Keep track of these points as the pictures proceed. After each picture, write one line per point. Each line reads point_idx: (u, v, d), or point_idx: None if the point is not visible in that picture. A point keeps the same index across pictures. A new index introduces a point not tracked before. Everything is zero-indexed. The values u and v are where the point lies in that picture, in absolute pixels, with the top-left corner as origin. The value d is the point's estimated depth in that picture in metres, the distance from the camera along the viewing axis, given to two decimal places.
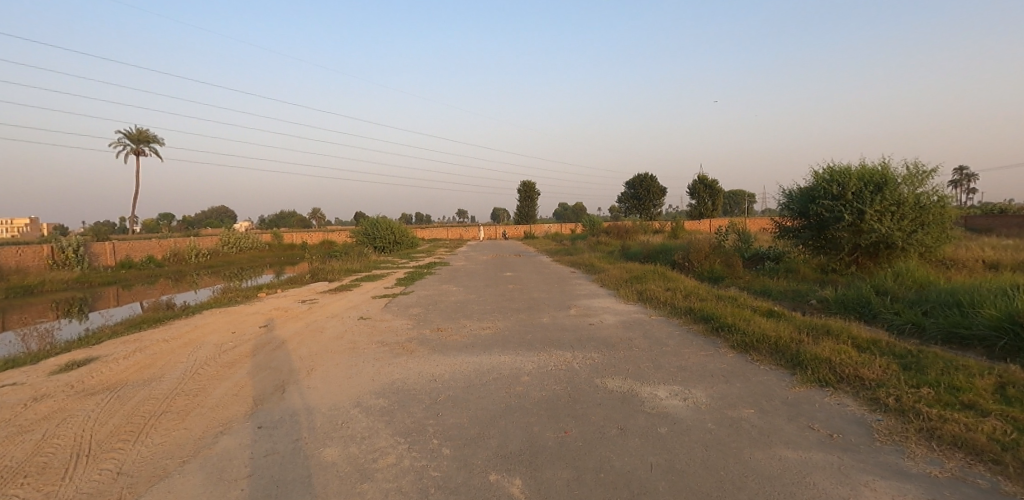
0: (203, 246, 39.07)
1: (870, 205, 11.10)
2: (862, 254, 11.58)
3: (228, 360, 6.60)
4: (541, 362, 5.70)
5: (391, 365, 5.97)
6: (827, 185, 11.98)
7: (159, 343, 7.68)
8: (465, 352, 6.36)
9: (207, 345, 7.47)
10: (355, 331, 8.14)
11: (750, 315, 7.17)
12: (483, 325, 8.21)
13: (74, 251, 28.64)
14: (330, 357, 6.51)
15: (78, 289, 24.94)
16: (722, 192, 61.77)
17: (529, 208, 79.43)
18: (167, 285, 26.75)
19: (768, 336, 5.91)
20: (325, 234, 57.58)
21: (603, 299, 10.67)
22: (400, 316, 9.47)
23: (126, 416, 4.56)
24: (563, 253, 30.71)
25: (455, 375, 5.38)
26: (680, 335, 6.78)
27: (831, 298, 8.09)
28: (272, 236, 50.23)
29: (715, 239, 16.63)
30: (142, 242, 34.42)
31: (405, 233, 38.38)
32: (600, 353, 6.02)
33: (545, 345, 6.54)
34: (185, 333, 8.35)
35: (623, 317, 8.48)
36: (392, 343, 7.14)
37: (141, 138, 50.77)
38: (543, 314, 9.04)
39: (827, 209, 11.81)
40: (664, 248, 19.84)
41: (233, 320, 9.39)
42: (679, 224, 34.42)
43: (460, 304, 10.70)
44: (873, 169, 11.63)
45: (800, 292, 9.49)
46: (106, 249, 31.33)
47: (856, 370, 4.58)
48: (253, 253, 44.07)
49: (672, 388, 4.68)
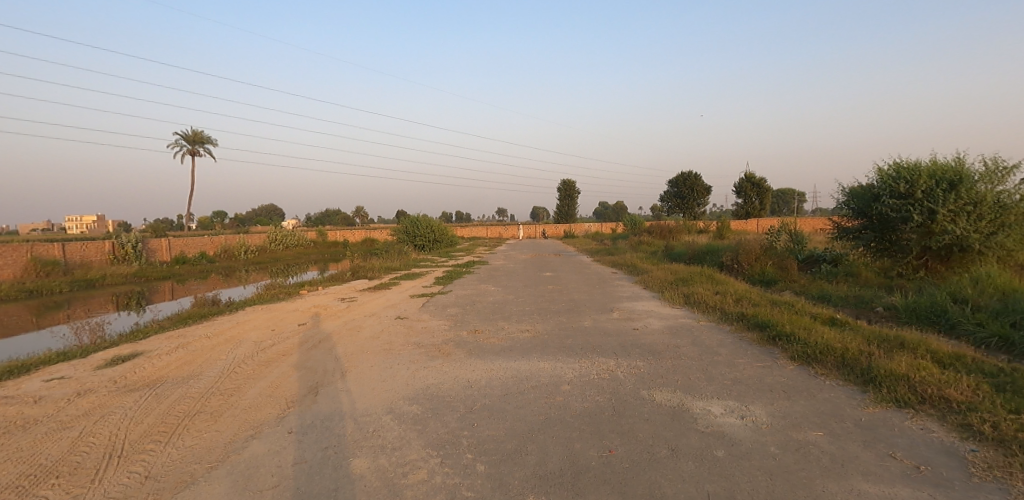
0: (251, 243, 40.98)
1: (943, 204, 10.08)
2: (931, 257, 10.53)
3: (266, 359, 6.72)
4: (582, 370, 5.44)
5: (426, 369, 5.87)
6: (892, 182, 10.99)
7: (204, 339, 7.97)
8: (503, 357, 6.18)
9: (248, 343, 7.69)
10: (391, 332, 8.13)
11: (810, 323, 6.60)
12: (521, 328, 8.01)
13: (133, 247, 30.70)
14: (366, 359, 6.49)
15: (138, 283, 26.74)
16: (770, 190, 58.78)
17: (564, 207, 78.52)
18: (217, 280, 28.27)
19: (833, 348, 5.39)
20: (364, 232, 59.30)
21: (645, 302, 10.23)
22: (437, 316, 9.42)
23: (160, 416, 4.67)
24: (601, 252, 29.99)
25: (491, 381, 5.21)
26: (733, 344, 6.32)
27: (901, 307, 7.35)
28: (315, 233, 52.06)
29: (764, 240, 15.71)
30: (195, 239, 36.54)
31: (443, 231, 38.69)
32: (646, 361, 5.69)
33: (587, 351, 6.25)
34: (228, 329, 8.63)
35: (668, 322, 8.06)
36: (429, 345, 7.05)
37: (195, 141, 53.86)
38: (583, 317, 8.73)
39: (892, 209, 10.84)
40: (709, 249, 18.95)
41: (274, 318, 9.65)
42: (725, 223, 32.82)
43: (497, 305, 10.54)
44: (946, 165, 10.57)
45: (864, 298, 8.71)
46: (163, 245, 33.43)
47: (941, 390, 4.05)
48: (297, 250, 45.81)
49: (727, 403, 4.31)
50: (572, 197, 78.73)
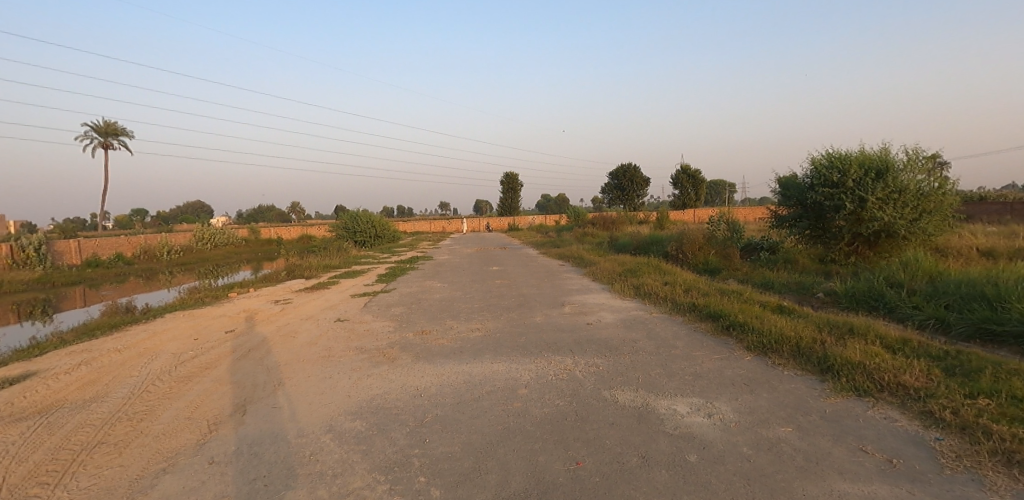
0: (176, 242, 37.30)
1: (872, 192, 10.72)
2: (861, 243, 11.24)
3: (183, 373, 5.80)
4: (539, 370, 5.08)
5: (369, 377, 5.27)
6: (826, 171, 11.56)
7: (108, 353, 6.82)
8: (453, 360, 5.69)
9: (163, 356, 6.65)
10: (330, 336, 7.39)
11: (761, 311, 6.65)
12: (471, 326, 7.54)
13: (35, 250, 26.93)
14: (301, 368, 5.77)
15: (39, 290, 23.41)
16: (706, 183, 62.13)
17: (510, 200, 78.63)
18: (137, 284, 25.45)
19: (787, 336, 5.39)
20: (305, 228, 56.03)
21: (597, 295, 10.12)
22: (381, 317, 8.73)
23: (50, 451, 3.61)
24: (550, 245, 30.05)
25: (442, 389, 4.71)
26: (688, 336, 6.23)
27: (840, 291, 7.67)
28: (248, 230, 48.46)
29: (707, 229, 16.21)
30: (109, 239, 32.67)
31: (383, 226, 37.27)
32: (604, 358, 5.43)
33: (542, 349, 5.92)
34: (139, 341, 7.47)
35: (622, 315, 7.92)
36: (372, 350, 6.43)
37: (108, 131, 48.28)
38: (535, 313, 8.43)
39: (827, 197, 11.41)
40: (655, 239, 19.39)
41: (196, 325, 8.52)
42: (665, 214, 34.05)
43: (445, 303, 10.01)
44: (873, 155, 11.25)
45: (805, 284, 9.06)
46: (71, 247, 29.58)
47: (897, 376, 4.07)
48: (229, 249, 42.37)
49: (692, 401, 4.11)
50: (519, 189, 78.83)
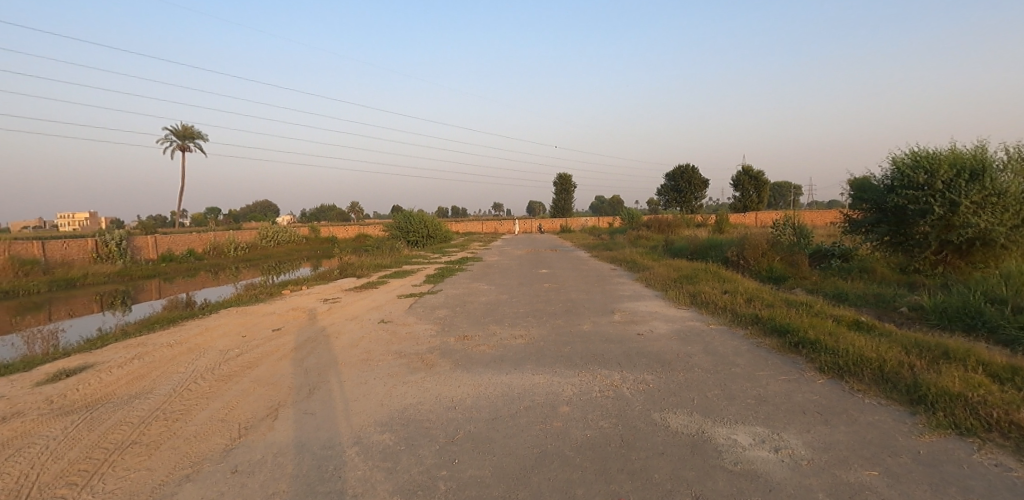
0: (240, 239, 40.02)
1: (965, 196, 9.44)
2: (951, 251, 9.92)
3: (226, 372, 5.98)
4: (581, 386, 4.75)
5: (404, 384, 5.15)
6: (909, 171, 10.35)
7: (164, 348, 7.22)
8: (492, 370, 5.47)
9: (212, 353, 6.93)
10: (373, 338, 7.42)
11: (834, 328, 5.93)
12: (514, 333, 7.29)
13: (118, 245, 29.72)
14: (338, 372, 5.76)
15: (123, 282, 25.85)
16: (768, 183, 58.44)
17: (558, 201, 77.92)
18: (206, 278, 27.46)
19: (867, 359, 4.72)
20: (358, 227, 58.52)
21: (648, 302, 9.57)
22: (424, 320, 8.69)
23: (88, 448, 3.75)
24: (600, 247, 29.26)
25: (479, 401, 4.49)
26: (750, 352, 5.66)
27: (931, 307, 6.72)
28: (307, 229, 51.08)
29: (769, 234, 15.06)
30: (183, 236, 35.62)
31: (436, 227, 37.92)
32: (654, 374, 5.00)
33: (587, 362, 5.56)
34: (194, 337, 7.87)
35: (675, 325, 7.37)
36: (411, 355, 6.34)
37: (186, 136, 52.67)
38: (581, 321, 8.04)
39: (911, 201, 10.19)
40: (712, 244, 18.31)
41: (248, 322, 8.90)
42: (723, 217, 32.12)
43: (488, 307, 9.85)
44: (968, 152, 9.92)
45: (884, 297, 8.08)
46: (149, 243, 32.41)
47: (1008, 413, 3.35)
48: (288, 246, 44.81)
49: (755, 430, 3.63)
50: (569, 190, 77.85)
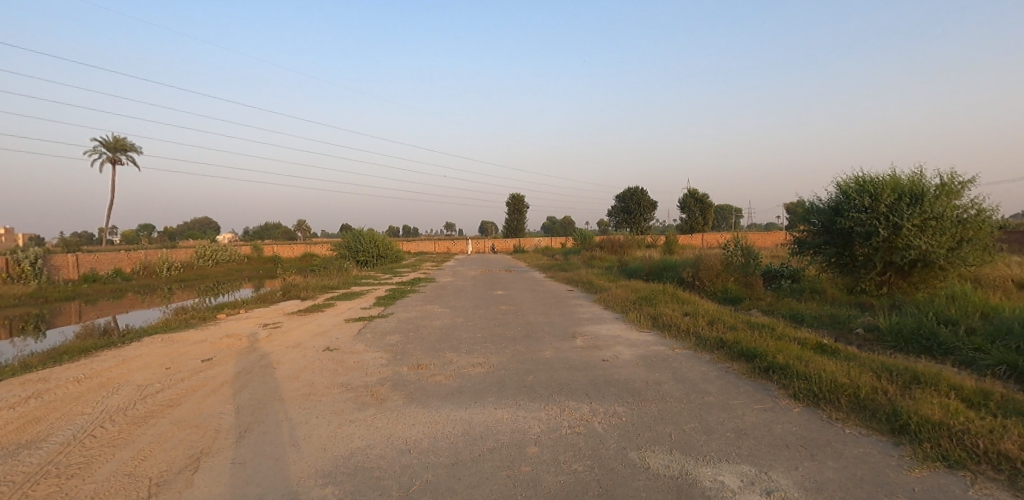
0: (176, 259, 37.01)
1: (907, 218, 10.08)
2: (893, 273, 10.49)
3: (142, 412, 5.02)
4: (550, 421, 4.31)
5: (351, 424, 4.50)
6: (855, 196, 10.93)
7: (68, 384, 6.10)
8: (450, 404, 4.93)
9: (123, 389, 5.91)
10: (316, 369, 6.66)
11: (801, 351, 5.88)
12: (473, 361, 6.78)
13: (31, 264, 26.47)
14: (274, 410, 5.00)
15: (32, 305, 22.87)
16: (713, 206, 61.68)
17: (516, 221, 78.47)
18: (135, 300, 24.87)
19: (841, 385, 4.61)
20: (309, 246, 55.94)
21: (610, 325, 9.36)
22: (374, 347, 7.97)
23: None
24: (556, 268, 29.31)
25: (437, 443, 3.94)
26: (719, 378, 5.46)
27: (885, 329, 6.90)
28: (251, 248, 48.15)
29: (724, 255, 15.50)
30: (109, 255, 32.42)
31: (388, 246, 36.88)
32: (626, 406, 4.65)
33: (553, 393, 5.15)
34: (105, 370, 6.75)
35: (640, 350, 7.13)
36: (359, 388, 5.68)
37: (118, 147, 48.77)
38: (543, 346, 7.66)
39: (857, 223, 10.71)
40: (667, 264, 18.69)
41: (172, 352, 7.79)
42: (673, 238, 33.22)
43: (445, 331, 9.27)
44: (906, 180, 10.62)
45: (839, 317, 8.29)
46: (69, 262, 29.11)
47: (995, 443, 3.26)
48: (230, 266, 41.80)
49: (741, 470, 3.33)
50: (524, 210, 78.90)
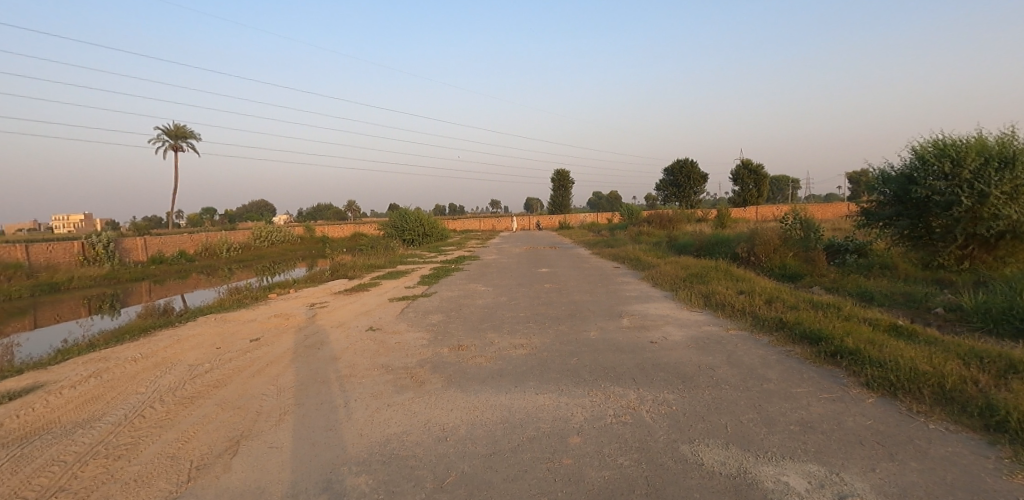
0: (232, 240, 39.29)
1: (995, 185, 8.86)
2: (978, 245, 9.33)
3: (190, 393, 5.29)
4: (594, 409, 4.09)
5: (388, 408, 4.48)
6: (934, 160, 9.71)
7: (130, 363, 6.54)
8: (490, 388, 4.80)
9: (179, 369, 6.24)
10: (358, 349, 6.76)
11: (873, 334, 5.29)
12: (514, 342, 6.63)
13: (105, 247, 28.80)
14: (315, 392, 5.08)
15: (110, 285, 25.06)
16: (766, 176, 57.91)
17: (556, 197, 77.17)
18: (198, 279, 26.71)
19: (923, 373, 4.07)
20: (355, 226, 57.80)
21: (658, 305, 8.94)
22: (415, 327, 8.01)
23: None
24: (600, 244, 28.61)
25: (474, 431, 3.82)
26: (780, 363, 5.02)
27: (973, 309, 6.11)
28: (302, 228, 50.30)
29: (780, 229, 14.46)
30: (174, 237, 34.78)
31: (432, 224, 37.23)
32: (676, 393, 4.34)
33: (598, 378, 4.91)
34: (163, 349, 7.19)
35: (691, 331, 6.72)
36: (399, 369, 5.67)
37: (178, 135, 51.63)
38: (587, 326, 7.39)
39: (935, 192, 9.55)
40: (719, 240, 17.73)
41: (225, 332, 8.19)
42: (724, 212, 31.47)
43: (486, 311, 9.18)
44: (998, 140, 9.28)
45: (914, 296, 7.49)
46: (137, 244, 31.41)
47: None
48: (282, 246, 43.92)
49: (807, 469, 2.98)
50: (564, 185, 77.39)
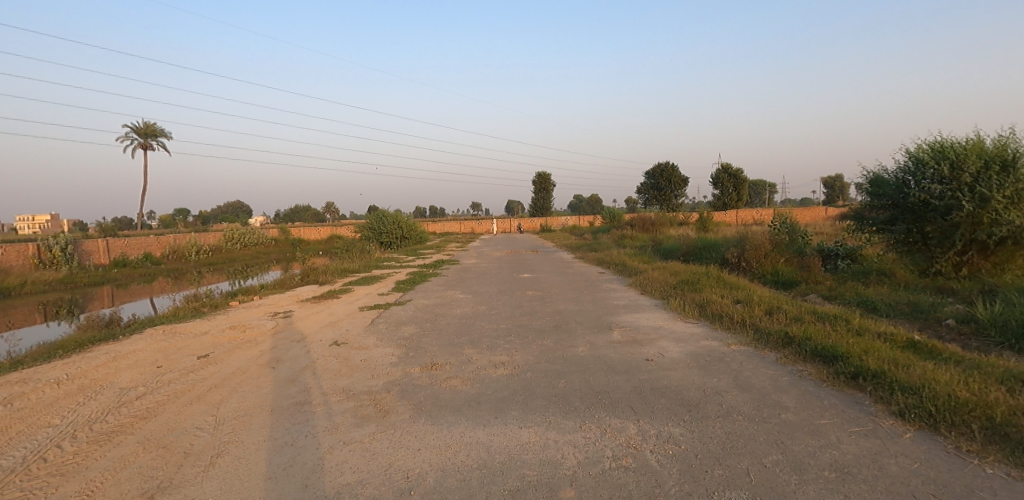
0: (203, 242, 37.57)
1: (996, 189, 8.60)
2: (976, 251, 9.07)
3: (110, 426, 4.40)
4: (588, 449, 3.43)
5: (343, 447, 3.73)
6: (933, 163, 9.40)
7: (48, 387, 5.58)
8: (465, 420, 4.10)
9: (104, 394, 5.33)
10: (319, 368, 5.98)
11: (895, 352, 4.77)
12: (495, 360, 5.94)
13: (63, 250, 27.00)
14: (258, 426, 4.29)
15: (66, 290, 23.40)
16: (746, 180, 58.55)
17: (538, 199, 76.85)
18: (164, 283, 25.22)
19: (967, 401, 3.54)
20: (334, 228, 56.21)
21: (649, 315, 8.36)
22: (385, 341, 7.23)
23: None
24: (583, 248, 28.12)
25: (444, 480, 3.12)
26: (795, 387, 4.45)
27: (990, 321, 5.69)
28: (276, 231, 48.58)
29: (769, 233, 14.16)
30: (139, 239, 32.97)
31: (411, 227, 36.22)
32: (683, 427, 3.72)
33: (590, 407, 4.25)
34: (93, 370, 6.24)
35: (689, 347, 6.15)
36: (361, 395, 4.91)
37: (147, 133, 49.50)
38: (575, 341, 6.76)
39: (934, 196, 9.25)
40: (706, 244, 17.38)
41: (170, 348, 7.26)
42: (706, 216, 31.47)
43: (464, 322, 8.47)
44: (997, 142, 9.02)
45: (920, 306, 7.09)
46: (100, 247, 29.66)
47: None
48: (256, 249, 42.20)
49: None
50: (545, 188, 77.03)
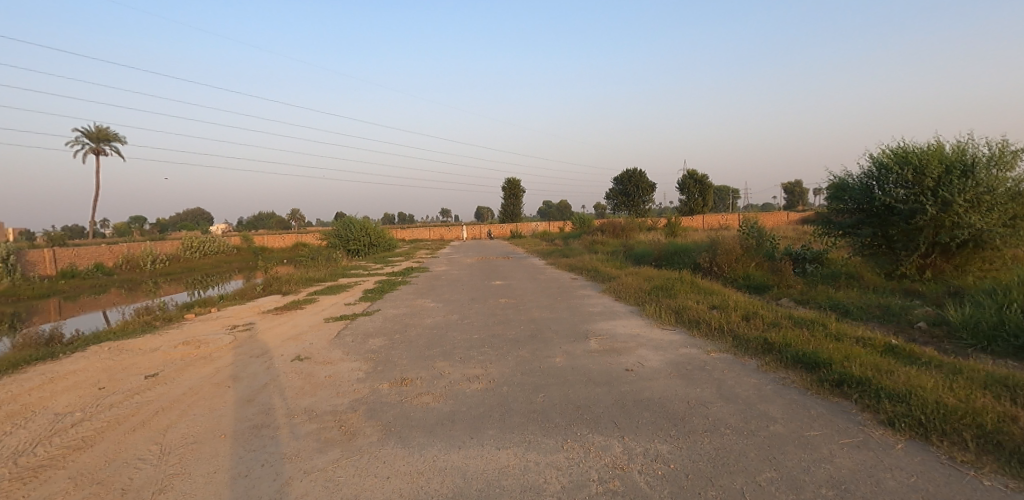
0: (161, 251, 35.59)
1: (957, 194, 8.93)
2: (938, 254, 9.40)
3: (34, 461, 3.85)
4: (574, 471, 3.18)
5: (304, 477, 3.36)
6: (899, 168, 9.69)
7: None
8: (439, 442, 3.79)
9: (30, 422, 4.72)
10: (279, 387, 5.52)
11: (875, 357, 4.75)
12: (469, 373, 5.64)
13: (1, 261, 24.93)
14: (209, 455, 3.84)
15: (3, 303, 21.52)
16: (713, 187, 60.38)
17: (512, 206, 77.03)
18: (115, 295, 23.61)
19: (955, 409, 3.48)
20: (302, 235, 54.51)
21: (625, 322, 8.24)
22: (353, 355, 6.81)
23: None
24: (555, 254, 28.13)
25: None
26: (780, 397, 4.34)
27: (960, 323, 5.80)
28: (241, 239, 46.65)
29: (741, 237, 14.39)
30: (89, 248, 30.89)
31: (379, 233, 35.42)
32: (670, 443, 3.53)
33: (572, 423, 4.01)
34: (20, 394, 5.57)
35: (668, 354, 6.02)
36: (325, 416, 4.52)
37: (101, 137, 46.82)
38: (552, 351, 6.52)
39: (898, 200, 9.55)
40: (679, 249, 17.57)
41: (113, 367, 6.60)
42: (674, 221, 32.15)
43: (437, 332, 8.12)
44: (955, 149, 9.38)
45: (891, 309, 7.22)
46: (45, 257, 27.61)
47: None
48: (218, 257, 40.34)
49: None
50: (519, 194, 77.29)
